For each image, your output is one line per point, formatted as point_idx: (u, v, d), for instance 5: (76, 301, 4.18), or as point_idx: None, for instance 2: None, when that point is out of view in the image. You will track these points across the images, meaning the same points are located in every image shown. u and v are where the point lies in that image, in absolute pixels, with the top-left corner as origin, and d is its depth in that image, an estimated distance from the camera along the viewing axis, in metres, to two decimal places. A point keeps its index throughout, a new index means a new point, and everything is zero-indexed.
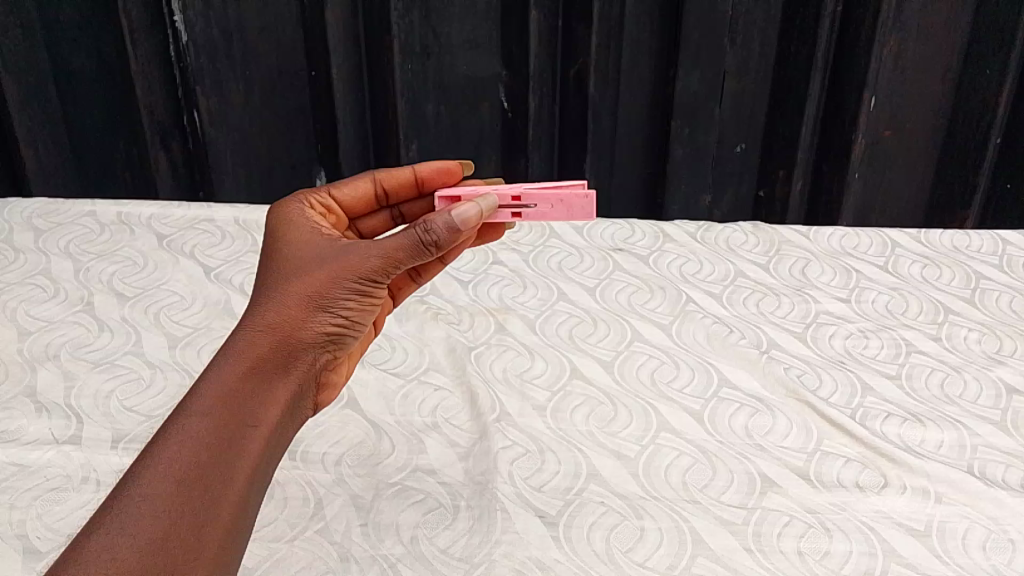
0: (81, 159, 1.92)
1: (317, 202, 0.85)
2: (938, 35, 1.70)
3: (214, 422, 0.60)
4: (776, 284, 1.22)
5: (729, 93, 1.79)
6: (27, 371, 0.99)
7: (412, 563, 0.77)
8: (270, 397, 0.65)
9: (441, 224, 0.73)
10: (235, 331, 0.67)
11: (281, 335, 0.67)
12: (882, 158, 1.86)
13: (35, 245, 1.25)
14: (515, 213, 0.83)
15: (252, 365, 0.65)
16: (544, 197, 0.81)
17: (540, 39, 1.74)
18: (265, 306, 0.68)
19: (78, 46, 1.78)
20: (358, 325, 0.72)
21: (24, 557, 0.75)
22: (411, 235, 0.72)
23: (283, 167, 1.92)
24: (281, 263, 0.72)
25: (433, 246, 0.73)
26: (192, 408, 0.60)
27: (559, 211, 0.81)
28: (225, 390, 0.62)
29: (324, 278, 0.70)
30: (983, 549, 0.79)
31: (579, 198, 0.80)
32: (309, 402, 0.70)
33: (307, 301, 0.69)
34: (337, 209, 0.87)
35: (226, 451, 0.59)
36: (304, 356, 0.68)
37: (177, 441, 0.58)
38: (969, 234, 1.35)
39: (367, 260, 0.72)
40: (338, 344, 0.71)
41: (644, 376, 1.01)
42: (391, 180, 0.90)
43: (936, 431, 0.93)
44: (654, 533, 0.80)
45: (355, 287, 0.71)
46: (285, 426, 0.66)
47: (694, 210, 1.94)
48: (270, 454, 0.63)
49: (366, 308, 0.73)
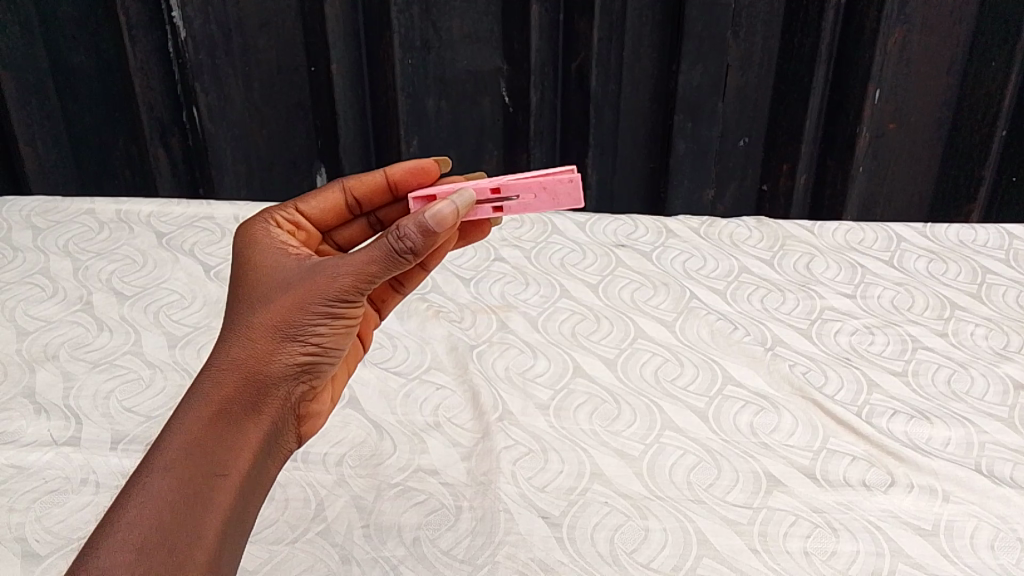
0: (81, 156, 1.91)
1: (285, 219, 0.82)
2: (943, 27, 1.68)
3: (177, 478, 0.60)
4: (781, 280, 1.21)
5: (732, 86, 1.77)
6: (27, 371, 0.99)
7: (414, 565, 0.76)
8: (238, 440, 0.64)
9: (414, 228, 0.69)
10: (200, 373, 0.66)
11: (246, 373, 0.66)
12: (886, 152, 1.84)
13: (33, 244, 1.24)
14: (497, 208, 0.80)
15: (216, 409, 0.64)
16: (526, 187, 0.77)
17: (541, 33, 1.72)
18: (229, 341, 0.67)
19: (77, 43, 1.77)
20: (332, 351, 0.70)
21: (23, 560, 0.75)
22: (383, 245, 0.69)
23: (283, 163, 1.91)
24: (247, 289, 0.71)
25: (411, 254, 0.69)
26: (155, 464, 0.60)
27: (543, 199, 0.78)
28: (188, 442, 0.62)
29: (291, 304, 0.68)
30: (992, 548, 0.78)
31: (563, 184, 0.76)
32: (287, 433, 0.70)
33: (272, 332, 0.67)
34: (307, 225, 0.85)
35: (192, 507, 0.59)
36: (274, 390, 0.68)
37: (139, 503, 0.58)
38: (975, 228, 1.33)
39: (337, 279, 0.69)
40: (312, 372, 0.70)
41: (648, 374, 1.00)
42: (361, 188, 0.87)
43: (943, 428, 0.92)
44: (659, 533, 0.79)
45: (327, 308, 0.69)
46: (259, 465, 0.66)
47: (697, 204, 1.93)
48: (244, 498, 0.63)
49: (342, 328, 0.70)
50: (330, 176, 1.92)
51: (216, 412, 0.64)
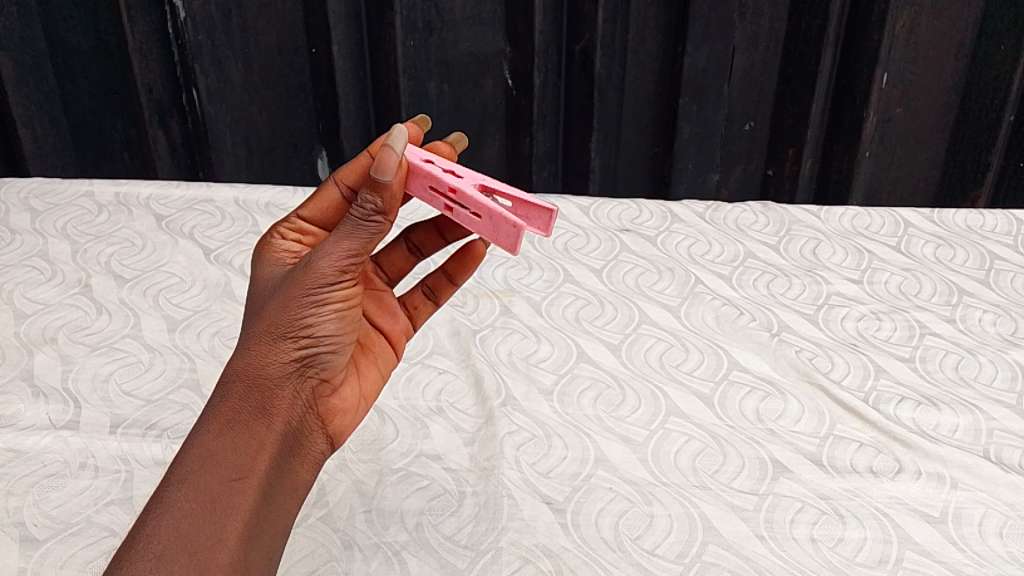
0: (79, 138, 1.90)
1: (290, 230, 0.78)
2: (952, 10, 1.66)
3: (192, 489, 0.61)
4: (787, 265, 1.19)
5: (738, 68, 1.75)
6: (24, 355, 0.97)
7: (417, 550, 0.75)
8: (248, 445, 0.64)
9: (368, 190, 0.65)
10: (215, 388, 0.67)
11: (249, 378, 0.66)
12: (893, 136, 1.83)
13: (31, 226, 1.23)
14: (448, 207, 0.71)
15: (224, 421, 0.65)
16: (476, 205, 0.68)
17: (545, 13, 1.70)
18: (236, 352, 0.67)
19: (75, 23, 1.74)
20: (332, 340, 0.67)
21: (20, 545, 0.74)
22: (350, 220, 0.65)
23: (283, 146, 1.89)
24: (254, 300, 0.71)
25: (378, 216, 0.65)
26: (172, 480, 0.62)
27: (486, 226, 0.68)
28: (200, 455, 0.63)
29: (277, 302, 0.66)
30: (1000, 535, 0.77)
31: (507, 223, 0.66)
32: (312, 431, 0.68)
33: (266, 333, 0.66)
34: (313, 231, 0.79)
35: (208, 515, 0.60)
36: (280, 391, 0.66)
37: (157, 516, 0.60)
38: (983, 213, 1.32)
39: (313, 264, 0.65)
40: (317, 364, 0.68)
41: (652, 359, 0.99)
42: (351, 176, 0.79)
43: (950, 414, 0.91)
44: (665, 520, 0.78)
45: (313, 297, 0.66)
46: (278, 465, 0.66)
47: (701, 187, 1.92)
48: (261, 501, 0.63)
49: (337, 314, 0.67)
50: (331, 159, 1.91)
51: (225, 420, 0.65)
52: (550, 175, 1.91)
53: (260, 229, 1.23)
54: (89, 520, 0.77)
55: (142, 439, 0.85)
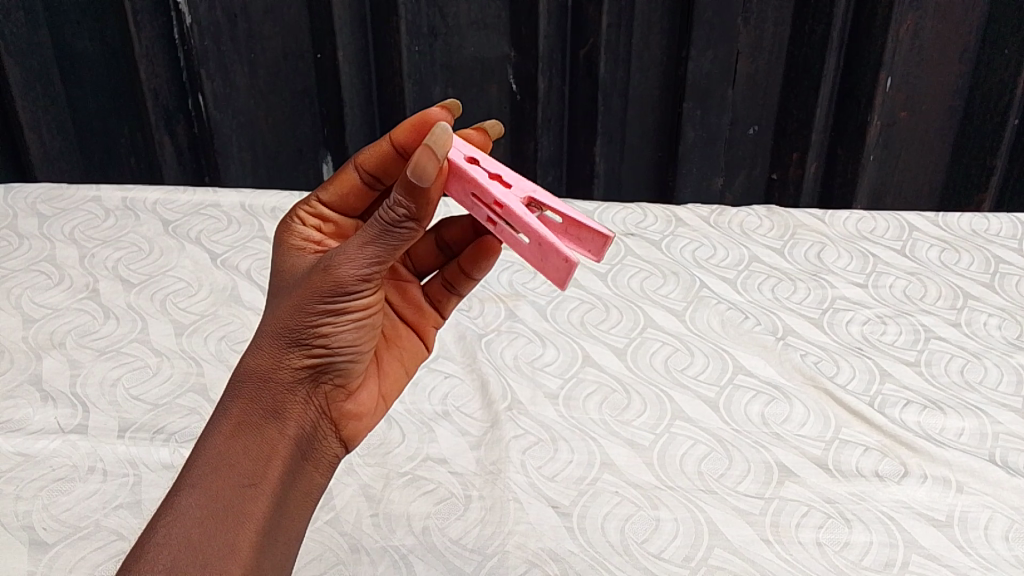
0: (85, 143, 1.91)
1: (310, 215, 0.79)
2: (956, 14, 1.66)
3: (204, 495, 0.61)
4: (793, 269, 1.19)
5: (742, 73, 1.76)
6: (33, 359, 0.98)
7: (424, 555, 0.76)
8: (262, 450, 0.65)
9: (400, 193, 0.62)
10: (227, 387, 0.68)
11: (261, 381, 0.66)
12: (897, 141, 1.83)
13: (38, 231, 1.23)
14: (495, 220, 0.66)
15: (235, 423, 0.65)
16: (524, 224, 0.62)
17: (550, 19, 1.70)
18: (248, 353, 0.68)
19: (82, 29, 1.75)
20: (349, 346, 0.67)
21: (29, 549, 0.75)
22: (373, 225, 0.64)
23: (288, 150, 1.90)
24: (271, 298, 0.71)
25: (409, 222, 0.63)
26: (185, 483, 0.62)
27: (533, 250, 0.61)
28: (211, 459, 0.63)
29: (292, 307, 0.65)
30: (1006, 539, 0.78)
31: (558, 253, 0.59)
32: (327, 436, 0.69)
33: (278, 337, 0.66)
34: (334, 217, 0.80)
35: (221, 523, 0.60)
36: (293, 395, 0.67)
37: (168, 522, 0.60)
38: (988, 217, 1.31)
39: (333, 269, 0.64)
40: (332, 371, 0.68)
41: (657, 363, 0.99)
42: (371, 161, 0.79)
43: (956, 419, 0.91)
44: (671, 523, 0.78)
45: (332, 303, 0.65)
46: (291, 471, 0.66)
47: (704, 191, 1.92)
48: (276, 510, 0.64)
49: (355, 323, 0.66)
50: (336, 163, 1.91)
51: (238, 422, 0.65)
52: (554, 179, 1.91)
53: (266, 233, 1.24)
54: (98, 524, 0.77)
55: (149, 443, 0.86)
